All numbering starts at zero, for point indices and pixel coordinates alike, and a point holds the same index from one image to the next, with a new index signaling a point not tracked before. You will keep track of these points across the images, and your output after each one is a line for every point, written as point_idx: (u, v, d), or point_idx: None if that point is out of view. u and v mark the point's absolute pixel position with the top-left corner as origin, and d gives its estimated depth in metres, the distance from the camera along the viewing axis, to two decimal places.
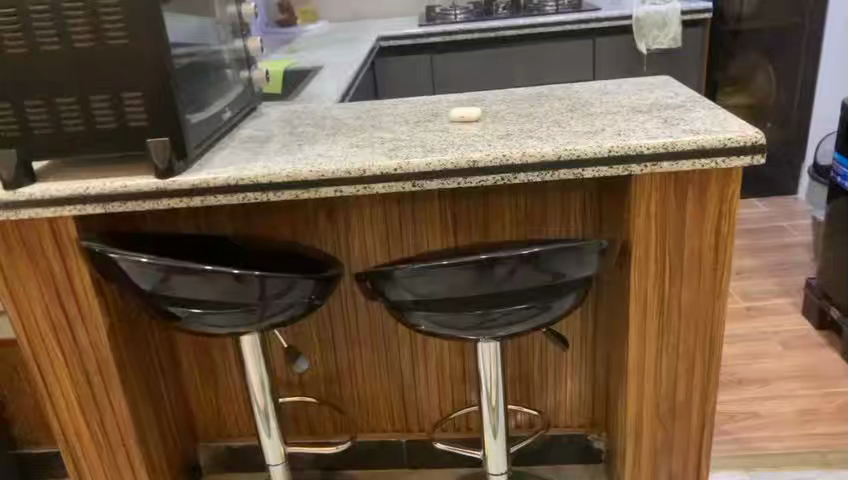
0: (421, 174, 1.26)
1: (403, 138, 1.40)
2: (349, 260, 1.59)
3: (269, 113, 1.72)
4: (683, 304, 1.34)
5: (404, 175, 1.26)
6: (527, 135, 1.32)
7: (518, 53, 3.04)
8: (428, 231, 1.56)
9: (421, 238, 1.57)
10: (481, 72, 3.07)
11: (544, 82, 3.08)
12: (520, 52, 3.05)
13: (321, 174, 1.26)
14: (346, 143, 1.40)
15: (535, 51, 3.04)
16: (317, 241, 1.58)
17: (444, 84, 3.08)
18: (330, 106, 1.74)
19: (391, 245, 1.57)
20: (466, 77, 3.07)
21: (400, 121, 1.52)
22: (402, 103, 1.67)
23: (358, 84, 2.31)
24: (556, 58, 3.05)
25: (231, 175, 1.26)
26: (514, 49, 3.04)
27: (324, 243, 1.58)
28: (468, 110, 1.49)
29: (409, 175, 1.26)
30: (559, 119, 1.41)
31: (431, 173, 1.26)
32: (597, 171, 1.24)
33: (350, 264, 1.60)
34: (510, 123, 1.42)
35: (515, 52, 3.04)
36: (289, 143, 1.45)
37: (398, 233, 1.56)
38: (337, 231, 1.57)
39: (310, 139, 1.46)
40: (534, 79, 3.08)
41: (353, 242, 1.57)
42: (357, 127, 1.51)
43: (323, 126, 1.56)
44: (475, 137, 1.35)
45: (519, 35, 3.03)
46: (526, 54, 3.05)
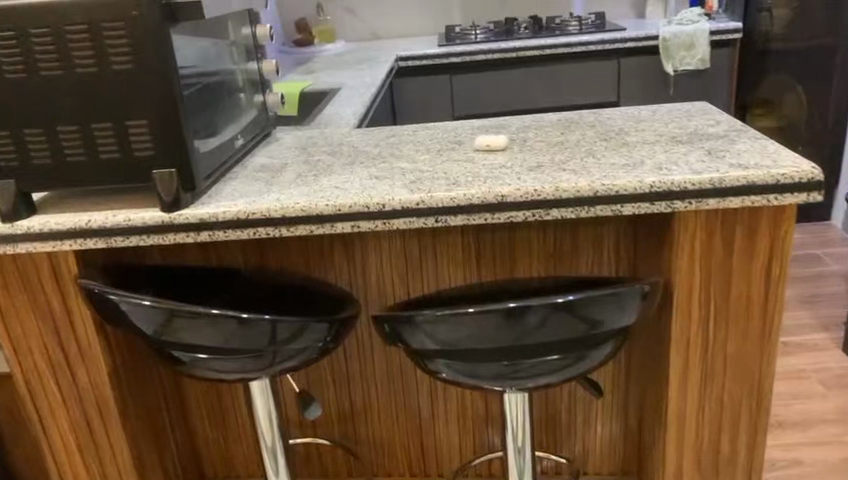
0: (446, 209, 1.17)
1: (426, 169, 1.31)
2: (367, 296, 1.50)
3: (284, 138, 1.64)
4: (728, 352, 1.23)
5: (428, 210, 1.17)
6: (560, 167, 1.23)
7: (540, 74, 2.96)
8: (452, 266, 1.46)
9: (442, 274, 1.47)
10: (502, 93, 2.98)
11: (567, 104, 2.99)
12: (543, 73, 2.96)
13: (337, 208, 1.17)
14: (366, 174, 1.31)
15: (558, 72, 2.95)
16: (333, 276, 1.48)
17: (464, 105, 2.99)
18: (347, 132, 1.66)
19: (411, 280, 1.48)
20: (487, 98, 2.98)
21: (421, 149, 1.43)
22: (423, 130, 1.59)
23: (376, 106, 2.23)
24: (579, 79, 2.96)
25: (242, 208, 1.18)
26: (536, 70, 2.95)
27: (340, 279, 1.49)
28: (495, 138, 1.40)
29: (433, 211, 1.17)
30: (593, 149, 1.31)
31: (457, 208, 1.17)
32: (638, 208, 1.14)
33: (367, 300, 1.50)
34: (540, 153, 1.32)
35: (538, 73, 2.96)
36: (304, 172, 1.36)
37: (419, 268, 1.47)
38: (355, 265, 1.47)
39: (326, 168, 1.38)
40: (556, 100, 2.99)
41: (370, 277, 1.48)
42: (377, 156, 1.42)
43: (340, 153, 1.47)
44: (504, 168, 1.26)
45: (541, 56, 2.94)
46: (549, 75, 2.96)
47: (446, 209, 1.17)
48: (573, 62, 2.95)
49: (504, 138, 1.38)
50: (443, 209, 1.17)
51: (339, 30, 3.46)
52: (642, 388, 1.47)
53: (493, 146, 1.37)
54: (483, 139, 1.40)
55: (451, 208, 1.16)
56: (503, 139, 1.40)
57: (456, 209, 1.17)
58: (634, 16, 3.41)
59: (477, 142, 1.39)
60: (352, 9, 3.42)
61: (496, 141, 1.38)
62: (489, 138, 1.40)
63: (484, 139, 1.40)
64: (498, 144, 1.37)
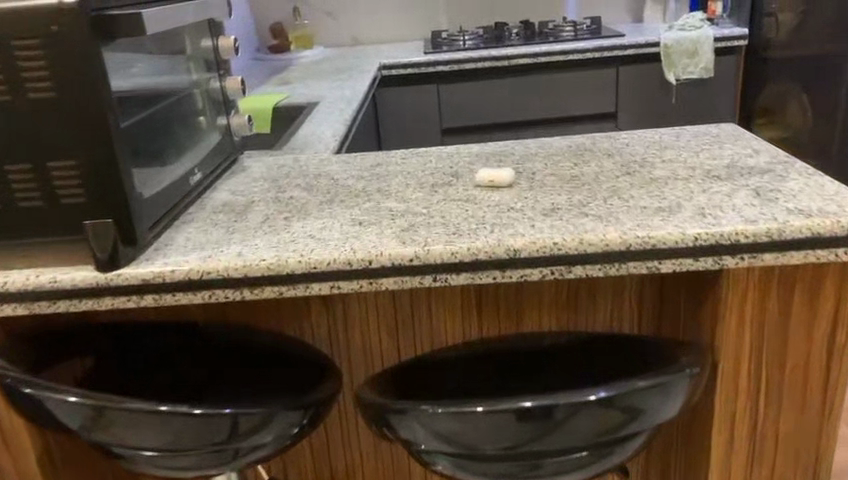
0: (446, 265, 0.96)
1: (419, 210, 1.10)
2: (350, 355, 1.28)
3: (252, 167, 1.42)
4: (779, 433, 1.04)
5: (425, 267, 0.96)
6: (581, 212, 1.03)
7: (534, 83, 2.76)
8: (447, 322, 1.25)
9: (438, 332, 1.26)
10: (493, 103, 2.77)
11: (563, 115, 2.79)
12: (537, 82, 2.76)
13: (313, 266, 0.95)
14: (347, 218, 1.09)
15: (554, 81, 2.75)
16: (310, 333, 1.27)
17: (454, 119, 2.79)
18: (325, 159, 1.44)
19: (401, 339, 1.27)
20: (477, 111, 2.78)
21: (413, 185, 1.22)
22: (413, 159, 1.37)
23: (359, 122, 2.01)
24: (576, 89, 2.76)
25: (195, 267, 0.96)
26: (530, 79, 2.76)
27: (317, 337, 1.27)
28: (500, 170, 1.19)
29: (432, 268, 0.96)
30: (616, 187, 1.11)
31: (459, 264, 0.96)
32: (678, 264, 0.94)
33: (350, 361, 1.29)
34: (554, 192, 1.12)
35: (531, 82, 2.76)
36: (273, 213, 1.14)
37: (411, 323, 1.26)
38: (335, 321, 1.26)
39: (300, 208, 1.16)
40: (552, 111, 2.79)
41: (354, 335, 1.27)
42: (361, 193, 1.21)
43: (318, 188, 1.26)
44: (513, 211, 1.05)
45: (535, 64, 2.74)
46: (544, 84, 2.76)
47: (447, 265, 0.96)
48: (568, 71, 2.75)
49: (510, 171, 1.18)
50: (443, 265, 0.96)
51: (318, 35, 3.23)
52: (665, 466, 1.26)
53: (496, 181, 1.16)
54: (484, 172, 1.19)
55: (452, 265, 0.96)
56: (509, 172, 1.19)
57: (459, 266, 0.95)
58: (630, 20, 3.22)
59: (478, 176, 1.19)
60: (332, 13, 3.20)
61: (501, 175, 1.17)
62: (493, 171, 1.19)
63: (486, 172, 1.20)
64: (502, 179, 1.16)
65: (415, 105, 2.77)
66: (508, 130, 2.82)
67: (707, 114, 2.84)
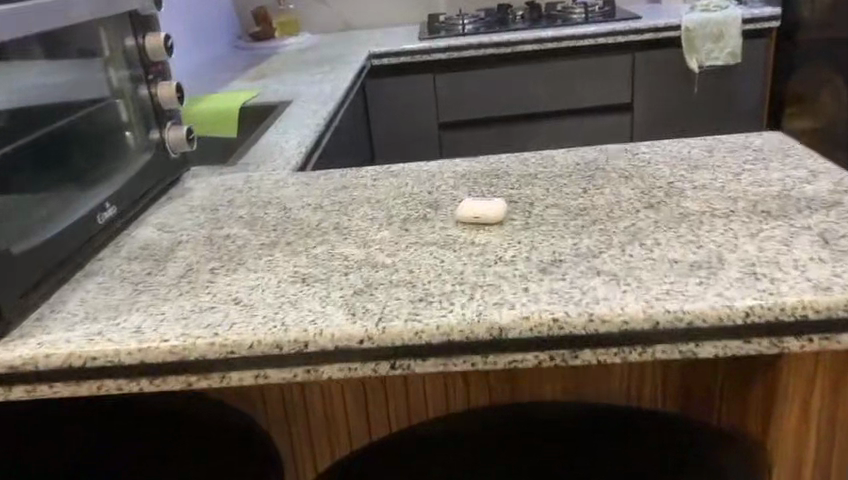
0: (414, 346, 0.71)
1: (381, 260, 0.85)
2: (313, 436, 1.08)
3: (194, 190, 1.18)
4: None
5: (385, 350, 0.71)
6: (590, 267, 0.78)
7: (541, 72, 2.48)
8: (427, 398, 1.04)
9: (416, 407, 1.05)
10: (496, 95, 2.50)
11: (573, 107, 2.53)
12: (543, 70, 2.48)
13: (230, 349, 0.72)
14: (289, 270, 0.85)
15: (562, 70, 2.48)
16: (262, 410, 1.05)
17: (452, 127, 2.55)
18: (283, 179, 1.20)
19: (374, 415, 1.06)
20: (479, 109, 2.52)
21: (379, 220, 0.98)
22: (386, 182, 1.12)
23: (339, 124, 1.76)
24: (588, 78, 2.49)
25: (77, 350, 0.73)
26: (536, 68, 2.48)
27: (271, 420, 1.06)
28: (489, 201, 0.95)
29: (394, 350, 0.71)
30: (637, 229, 0.85)
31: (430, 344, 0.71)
32: (723, 347, 0.69)
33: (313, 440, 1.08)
34: (555, 234, 0.87)
35: (538, 70, 2.48)
36: (199, 262, 0.90)
37: (385, 395, 1.05)
38: (292, 402, 1.05)
39: (234, 253, 0.92)
40: (561, 103, 2.52)
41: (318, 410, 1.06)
42: (313, 231, 0.96)
43: (263, 223, 1.01)
44: (500, 265, 0.80)
45: (541, 51, 2.47)
46: (551, 73, 2.49)
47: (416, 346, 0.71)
48: (579, 59, 2.47)
49: (501, 204, 0.93)
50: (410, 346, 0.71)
51: (306, 20, 2.97)
52: None
53: (485, 216, 0.91)
54: (469, 203, 0.94)
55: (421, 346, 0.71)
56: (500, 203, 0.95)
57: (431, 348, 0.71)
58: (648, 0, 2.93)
59: (461, 209, 0.94)
60: None
61: (491, 207, 0.92)
62: (481, 202, 0.94)
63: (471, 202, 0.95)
64: (491, 212, 0.92)
65: (411, 105, 2.50)
66: (513, 129, 2.56)
67: (734, 105, 2.56)
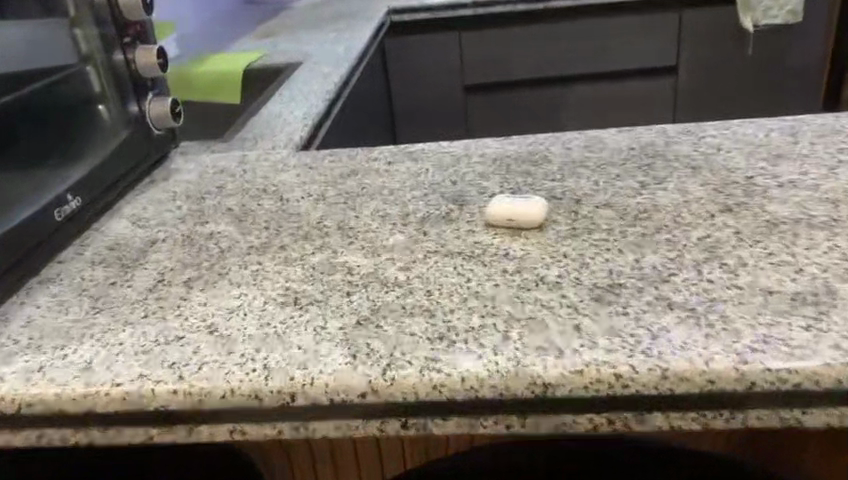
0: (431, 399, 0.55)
1: (393, 275, 0.69)
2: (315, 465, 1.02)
3: (182, 172, 1.03)
4: None
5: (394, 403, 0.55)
6: (659, 297, 0.61)
7: (579, 30, 2.25)
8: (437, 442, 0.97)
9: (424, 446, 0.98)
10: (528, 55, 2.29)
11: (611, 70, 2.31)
12: (581, 28, 2.25)
13: (197, 398, 0.56)
14: (278, 285, 0.69)
15: (602, 28, 2.25)
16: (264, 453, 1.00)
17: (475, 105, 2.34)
18: (284, 160, 1.03)
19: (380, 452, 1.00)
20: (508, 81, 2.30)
21: (393, 220, 0.81)
22: (401, 168, 0.95)
23: (355, 88, 1.57)
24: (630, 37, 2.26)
25: (10, 394, 0.58)
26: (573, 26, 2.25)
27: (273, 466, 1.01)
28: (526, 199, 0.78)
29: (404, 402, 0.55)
30: (713, 244, 0.68)
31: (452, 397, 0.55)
32: (834, 416, 0.53)
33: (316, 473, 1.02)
34: (610, 247, 0.69)
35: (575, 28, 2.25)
36: (174, 270, 0.75)
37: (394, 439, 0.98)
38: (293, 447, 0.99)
39: (217, 259, 0.76)
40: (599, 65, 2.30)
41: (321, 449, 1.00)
42: (313, 232, 0.80)
43: (255, 219, 0.85)
44: (542, 290, 0.63)
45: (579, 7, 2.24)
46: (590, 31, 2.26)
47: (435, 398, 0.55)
48: (616, 18, 2.25)
49: (542, 203, 0.76)
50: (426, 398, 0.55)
51: None
52: None
53: (525, 218, 0.74)
54: (503, 202, 0.77)
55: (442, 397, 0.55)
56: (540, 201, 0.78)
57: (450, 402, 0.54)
58: None
59: (494, 209, 0.76)
60: None
61: (531, 207, 0.75)
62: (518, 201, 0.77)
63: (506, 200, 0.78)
64: (534, 213, 0.74)
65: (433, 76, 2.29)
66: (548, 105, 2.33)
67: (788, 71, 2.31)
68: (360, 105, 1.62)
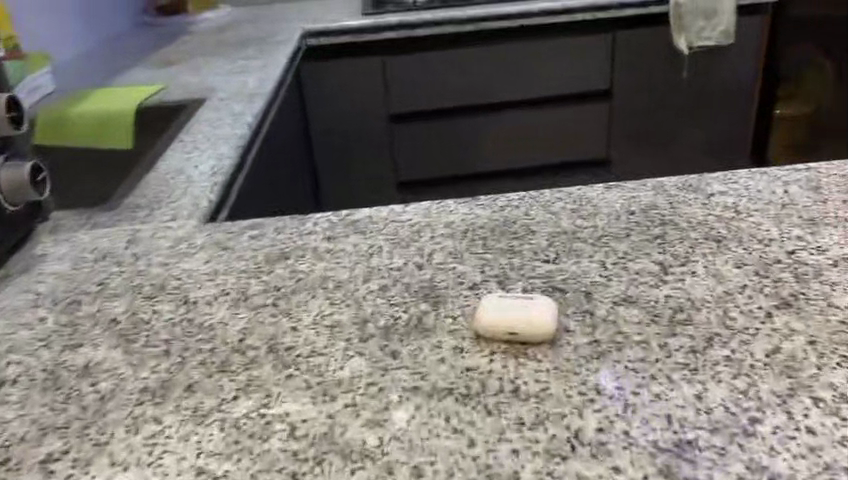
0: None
1: (358, 438, 0.48)
2: None
3: (50, 259, 0.78)
4: None
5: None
6: (751, 466, 0.43)
7: None
8: None
9: None
10: None
11: None
12: None
13: None
14: (187, 467, 0.47)
15: None
16: None
17: (422, 156, 1.73)
18: (189, 236, 0.80)
19: None
20: (465, 130, 1.73)
21: (346, 332, 0.59)
22: (345, 248, 0.73)
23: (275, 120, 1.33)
24: None
25: None
26: None
27: None
28: (524, 297, 0.58)
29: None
30: (788, 361, 0.51)
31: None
32: None
33: None
34: (654, 373, 0.51)
35: None
36: (27, 440, 0.51)
37: None
38: None
39: (93, 415, 0.52)
40: None
41: None
42: (234, 359, 0.57)
43: (149, 338, 0.61)
44: (582, 461, 0.44)
45: None
46: None
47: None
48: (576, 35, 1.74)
49: (551, 305, 0.57)
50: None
51: None
52: None
53: (535, 330, 0.55)
54: (496, 305, 0.57)
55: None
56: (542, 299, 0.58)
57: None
58: None
59: (488, 318, 0.56)
60: None
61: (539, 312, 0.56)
62: (517, 304, 0.57)
63: (500, 302, 0.57)
64: (545, 322, 0.55)
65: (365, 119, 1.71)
66: (519, 153, 1.74)
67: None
68: (277, 161, 1.27)
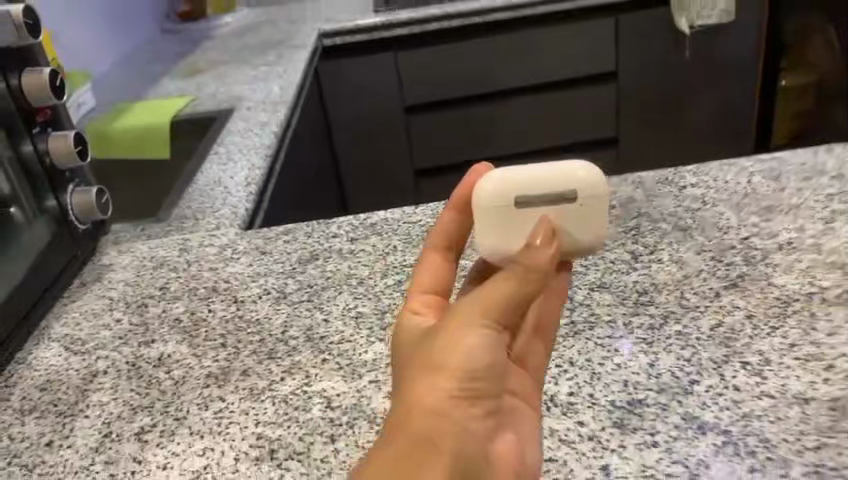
0: (436, 408, 0.40)
1: (379, 406, 0.60)
2: None
3: (116, 267, 0.91)
4: None
5: (438, 442, 0.40)
6: (686, 417, 0.55)
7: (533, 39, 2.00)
8: None
9: None
10: (482, 70, 2.02)
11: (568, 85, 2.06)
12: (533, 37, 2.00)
13: None
14: (249, 433, 0.60)
15: (559, 36, 2.00)
16: None
17: None
18: (230, 242, 0.93)
19: None
20: None
21: (368, 322, 0.72)
22: (365, 248, 0.86)
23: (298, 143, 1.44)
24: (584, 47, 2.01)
25: None
26: (531, 35, 2.00)
27: None
28: (540, 188, 0.49)
29: (440, 439, 0.40)
30: (728, 332, 0.62)
31: (487, 409, 0.43)
32: None
33: None
34: (616, 347, 0.63)
35: (527, 39, 2.00)
36: (122, 417, 0.64)
37: None
38: None
39: (171, 396, 0.66)
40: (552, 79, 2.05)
41: None
42: (278, 347, 0.70)
43: (208, 333, 0.75)
44: (555, 417, 0.56)
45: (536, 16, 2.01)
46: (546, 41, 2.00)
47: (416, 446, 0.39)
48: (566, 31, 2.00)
49: (563, 188, 0.49)
50: (477, 447, 0.41)
51: None
52: None
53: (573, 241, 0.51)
54: (503, 208, 0.50)
55: (470, 390, 0.41)
56: (588, 178, 0.49)
57: (432, 363, 0.41)
58: None
59: (486, 245, 0.51)
60: None
61: (580, 221, 0.50)
62: (541, 205, 0.50)
63: (509, 201, 0.50)
64: (579, 218, 0.50)
65: None
66: None
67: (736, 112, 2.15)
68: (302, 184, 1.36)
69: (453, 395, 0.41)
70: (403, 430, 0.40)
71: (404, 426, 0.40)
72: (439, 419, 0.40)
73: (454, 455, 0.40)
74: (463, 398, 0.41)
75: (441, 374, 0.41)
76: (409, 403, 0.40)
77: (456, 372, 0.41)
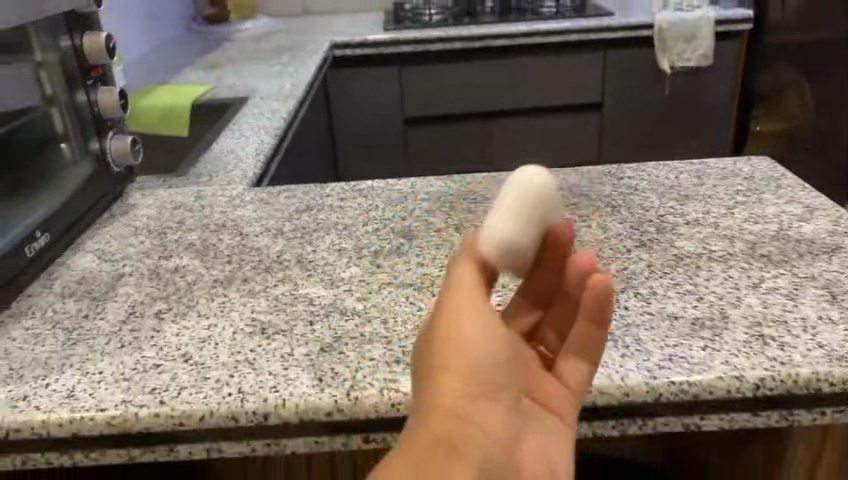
0: (454, 407, 0.45)
1: (350, 304, 0.77)
2: None
3: (140, 205, 1.08)
4: None
5: (461, 434, 0.44)
6: None
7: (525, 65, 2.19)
8: None
9: None
10: (475, 89, 2.21)
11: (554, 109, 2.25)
12: (525, 64, 2.19)
13: (178, 420, 0.63)
14: (245, 316, 0.76)
15: (548, 64, 2.18)
16: None
17: None
18: (240, 193, 1.10)
19: None
20: None
21: (348, 254, 0.88)
22: (352, 205, 1.03)
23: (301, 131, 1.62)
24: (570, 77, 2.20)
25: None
26: (523, 61, 2.19)
27: None
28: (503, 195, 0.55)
29: (463, 433, 0.44)
30: (629, 273, 0.79)
31: (507, 407, 0.47)
32: (721, 418, 0.65)
33: None
34: None
35: (520, 65, 2.19)
36: (145, 302, 0.80)
37: None
38: None
39: (184, 291, 0.82)
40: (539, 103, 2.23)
41: None
42: (274, 265, 0.87)
43: (217, 253, 0.91)
44: None
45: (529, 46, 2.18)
46: (536, 68, 2.19)
47: (442, 440, 0.44)
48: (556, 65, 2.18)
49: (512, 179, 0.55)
50: (503, 442, 0.46)
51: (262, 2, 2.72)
52: None
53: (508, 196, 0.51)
54: None
55: (483, 387, 0.46)
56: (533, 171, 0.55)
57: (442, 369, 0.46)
58: None
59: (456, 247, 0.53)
60: None
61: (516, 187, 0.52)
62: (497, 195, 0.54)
63: None
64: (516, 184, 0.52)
65: None
66: None
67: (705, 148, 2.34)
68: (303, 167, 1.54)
69: (469, 393, 0.45)
70: (427, 427, 0.45)
71: (428, 425, 0.45)
72: (458, 414, 0.45)
73: (481, 449, 0.44)
74: (480, 396, 0.46)
75: (453, 377, 0.46)
76: (433, 405, 0.45)
77: (466, 372, 0.46)
